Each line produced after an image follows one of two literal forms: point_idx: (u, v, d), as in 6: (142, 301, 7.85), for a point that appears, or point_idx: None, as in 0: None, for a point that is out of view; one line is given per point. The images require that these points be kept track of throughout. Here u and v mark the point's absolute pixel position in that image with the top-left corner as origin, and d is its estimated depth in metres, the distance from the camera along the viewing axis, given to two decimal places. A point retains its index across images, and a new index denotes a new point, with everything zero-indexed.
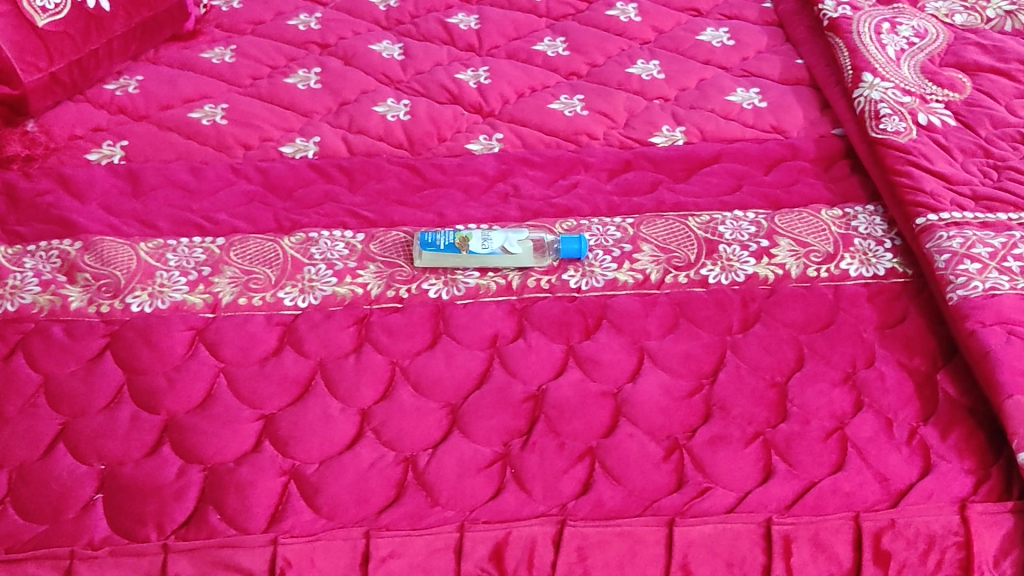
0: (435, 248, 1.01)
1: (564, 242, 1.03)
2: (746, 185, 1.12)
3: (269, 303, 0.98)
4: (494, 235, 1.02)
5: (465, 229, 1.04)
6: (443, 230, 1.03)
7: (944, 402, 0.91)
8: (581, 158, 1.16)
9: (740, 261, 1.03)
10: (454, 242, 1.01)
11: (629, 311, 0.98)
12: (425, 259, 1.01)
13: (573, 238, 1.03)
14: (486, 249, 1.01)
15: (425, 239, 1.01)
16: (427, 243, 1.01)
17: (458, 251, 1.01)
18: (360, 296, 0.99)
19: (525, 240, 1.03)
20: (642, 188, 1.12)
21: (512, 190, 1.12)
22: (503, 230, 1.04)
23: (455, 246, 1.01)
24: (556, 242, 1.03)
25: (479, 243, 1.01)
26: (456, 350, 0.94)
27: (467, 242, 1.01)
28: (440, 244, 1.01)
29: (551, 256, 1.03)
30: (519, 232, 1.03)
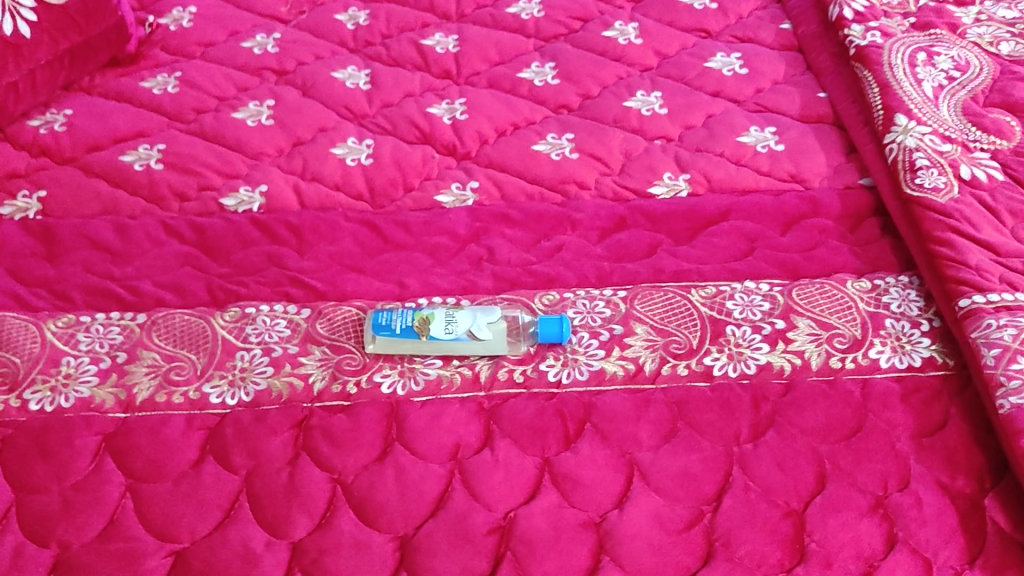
0: (389, 332, 0.86)
1: (543, 322, 0.87)
2: (759, 249, 0.97)
3: (191, 399, 0.83)
4: (459, 315, 0.87)
5: (426, 307, 0.89)
6: (400, 308, 0.88)
7: (995, 537, 0.77)
8: (567, 213, 1.00)
9: (751, 347, 0.87)
10: (412, 325, 0.86)
11: (617, 413, 0.83)
12: (378, 346, 0.86)
13: (554, 317, 0.88)
14: (450, 333, 0.86)
15: (378, 321, 0.86)
16: (381, 326, 0.86)
17: (416, 336, 0.86)
18: (300, 391, 0.84)
19: (498, 321, 0.87)
20: (637, 252, 0.96)
21: (486, 253, 0.96)
22: (471, 307, 0.88)
23: (413, 330, 0.86)
24: (534, 322, 0.88)
25: (441, 326, 0.86)
26: (408, 465, 0.79)
27: (426, 325, 0.86)
28: (395, 328, 0.86)
29: (529, 339, 0.87)
30: (490, 309, 0.88)
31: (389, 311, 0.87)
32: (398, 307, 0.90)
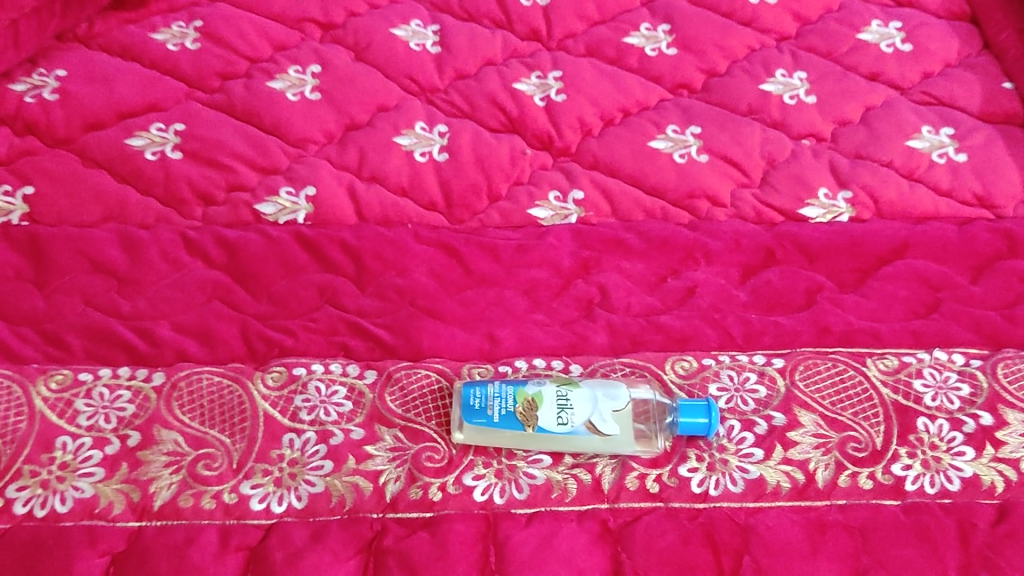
0: (484, 421, 0.65)
1: (686, 418, 0.66)
2: (945, 302, 0.76)
3: (226, 505, 0.63)
4: (575, 399, 0.66)
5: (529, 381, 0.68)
6: (497, 383, 0.67)
7: None
8: (700, 239, 0.78)
9: (951, 452, 0.67)
10: (515, 413, 0.65)
11: (784, 545, 0.63)
12: (471, 438, 0.66)
13: (701, 406, 0.66)
14: (564, 425, 0.65)
15: (470, 405, 0.66)
16: (474, 412, 0.65)
17: (520, 427, 0.65)
18: (368, 497, 0.64)
19: (624, 407, 0.66)
20: (791, 301, 0.75)
21: (598, 294, 0.75)
22: (588, 384, 0.68)
23: (516, 420, 0.65)
24: (674, 409, 0.66)
25: (552, 415, 0.65)
26: None
27: (534, 414, 0.65)
28: (493, 415, 0.65)
29: (665, 432, 0.67)
30: (614, 390, 0.67)
31: (483, 388, 0.67)
32: (492, 379, 0.70)
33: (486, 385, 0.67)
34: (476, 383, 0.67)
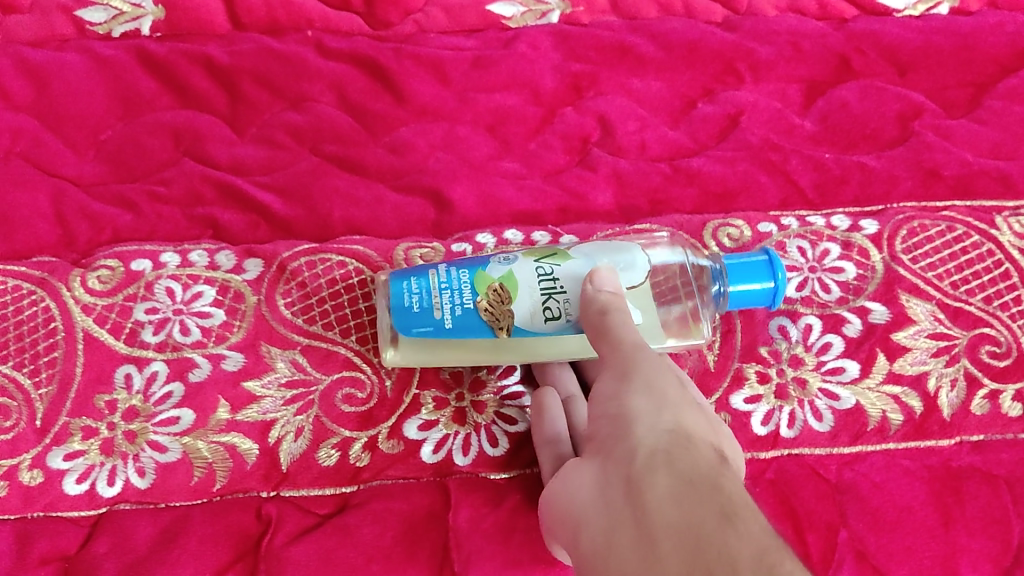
0: (429, 330, 0.39)
1: (741, 287, 0.40)
2: None
3: (24, 491, 0.40)
4: (566, 279, 0.39)
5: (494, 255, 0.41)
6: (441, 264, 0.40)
7: None
8: (742, 43, 0.53)
9: None
10: (476, 313, 0.39)
11: (901, 514, 0.41)
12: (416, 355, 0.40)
13: (760, 264, 0.41)
14: (552, 320, 0.39)
15: (404, 307, 0.39)
16: (411, 317, 0.39)
17: (484, 332, 0.39)
18: (251, 468, 0.41)
19: (643, 283, 0.40)
20: (877, 132, 0.51)
21: (596, 129, 0.51)
22: (586, 250, 0.41)
23: (479, 321, 0.39)
24: (719, 273, 0.41)
25: (532, 307, 0.39)
26: None
27: (503, 310, 0.39)
28: (442, 318, 0.39)
29: (708, 306, 0.41)
30: (627, 255, 0.40)
31: (422, 277, 0.40)
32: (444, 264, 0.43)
33: (426, 272, 0.40)
34: (413, 269, 0.41)
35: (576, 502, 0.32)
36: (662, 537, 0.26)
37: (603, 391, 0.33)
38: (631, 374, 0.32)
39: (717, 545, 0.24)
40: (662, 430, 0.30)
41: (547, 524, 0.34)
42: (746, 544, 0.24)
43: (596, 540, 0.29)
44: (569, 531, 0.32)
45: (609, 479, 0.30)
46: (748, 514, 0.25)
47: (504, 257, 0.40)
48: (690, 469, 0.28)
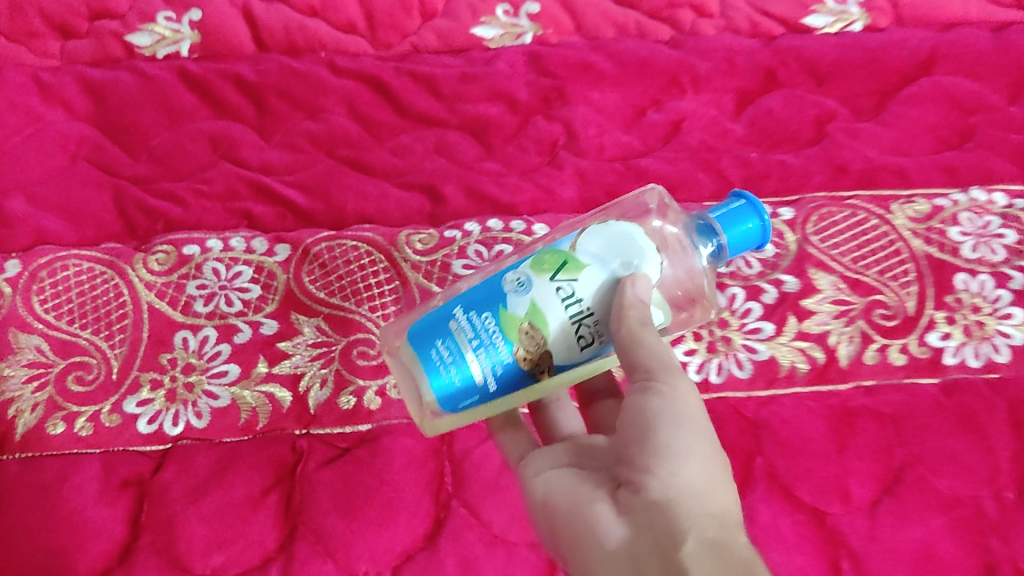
0: (476, 396, 0.40)
1: (735, 235, 0.42)
2: (981, 127, 0.63)
3: (107, 430, 0.50)
4: (587, 294, 0.39)
5: (503, 280, 0.39)
6: (466, 317, 0.39)
7: None
8: (685, 60, 0.63)
9: (997, 318, 0.56)
10: (516, 369, 0.39)
11: (805, 443, 0.52)
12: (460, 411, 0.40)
13: (742, 206, 0.42)
14: (586, 347, 0.39)
15: (447, 388, 0.39)
16: (455, 394, 0.39)
17: (527, 379, 0.40)
18: (286, 410, 0.51)
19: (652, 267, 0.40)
20: (797, 135, 0.62)
21: (563, 135, 0.61)
22: (592, 248, 0.39)
23: (521, 370, 0.39)
24: (709, 230, 0.42)
25: (568, 336, 0.39)
26: (480, 554, 0.48)
27: (543, 350, 0.39)
28: (484, 380, 0.39)
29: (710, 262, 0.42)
30: (633, 250, 0.39)
31: (447, 337, 0.39)
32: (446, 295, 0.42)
33: (448, 333, 0.39)
34: (430, 328, 0.40)
35: (606, 538, 0.37)
36: None
37: (643, 415, 0.39)
38: (674, 422, 0.39)
39: None
40: (709, 509, 0.37)
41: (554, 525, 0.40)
42: None
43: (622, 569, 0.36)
44: (586, 542, 0.38)
45: (646, 523, 0.36)
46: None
47: (518, 282, 0.39)
48: (736, 558, 0.35)
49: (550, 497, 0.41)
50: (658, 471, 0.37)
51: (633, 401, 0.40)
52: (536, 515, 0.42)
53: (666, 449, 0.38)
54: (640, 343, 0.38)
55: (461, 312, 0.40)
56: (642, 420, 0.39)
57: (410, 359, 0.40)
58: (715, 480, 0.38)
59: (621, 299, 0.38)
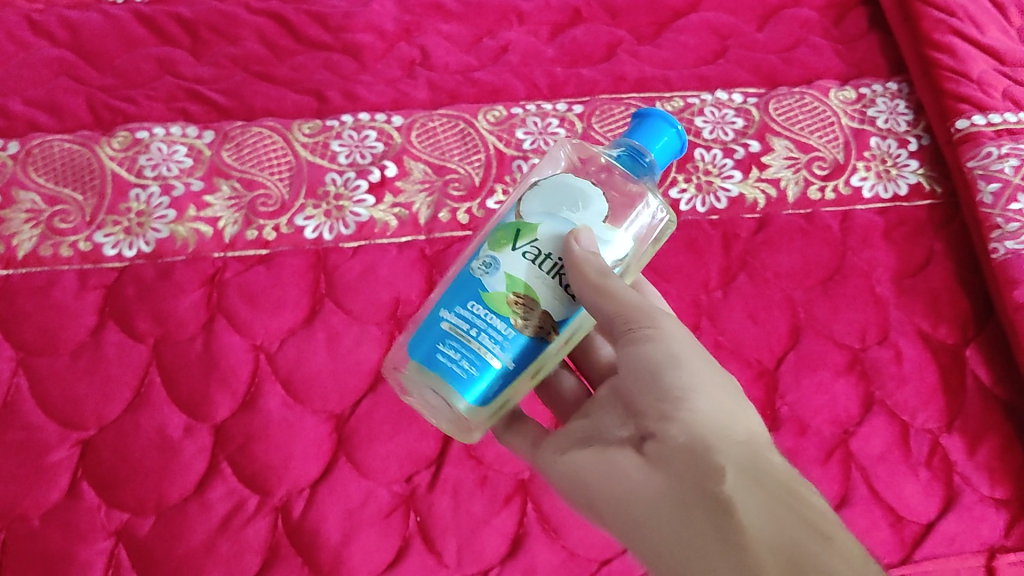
0: (499, 374, 0.50)
1: (656, 148, 0.51)
2: (732, 48, 0.85)
3: (83, 253, 0.71)
4: (547, 244, 0.49)
5: (473, 270, 0.50)
6: (460, 314, 0.50)
7: (975, 393, 0.70)
8: (512, 2, 0.85)
9: (721, 176, 0.77)
10: (523, 339, 0.49)
11: None
12: (490, 398, 0.51)
13: (653, 124, 0.52)
14: (572, 298, 0.50)
15: (474, 381, 0.50)
16: (485, 381, 0.50)
17: (535, 344, 0.50)
18: (208, 239, 0.73)
19: (595, 204, 0.50)
20: (593, 54, 0.84)
21: (419, 56, 0.83)
22: (535, 209, 0.50)
23: (523, 338, 0.49)
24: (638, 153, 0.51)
25: (548, 286, 0.49)
26: (342, 330, 0.70)
27: (531, 311, 0.49)
28: (497, 359, 0.49)
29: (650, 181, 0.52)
30: (572, 198, 0.50)
31: (448, 339, 0.50)
32: (423, 316, 0.53)
33: (448, 334, 0.50)
34: (431, 342, 0.50)
35: (651, 487, 0.48)
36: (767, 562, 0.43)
37: (646, 358, 0.50)
38: (674, 366, 0.50)
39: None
40: (733, 437, 0.48)
41: (596, 498, 0.50)
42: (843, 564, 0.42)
43: (673, 529, 0.46)
44: (639, 510, 0.48)
45: (688, 478, 0.46)
46: (838, 535, 0.44)
47: (485, 265, 0.49)
48: (772, 487, 0.46)
49: (599, 462, 0.51)
50: (678, 415, 0.48)
51: (636, 351, 0.51)
52: (570, 484, 0.54)
53: (679, 393, 0.49)
54: (609, 290, 0.49)
55: (448, 313, 0.50)
56: (646, 367, 0.50)
57: (427, 371, 0.51)
58: (730, 412, 0.49)
59: (573, 256, 0.48)
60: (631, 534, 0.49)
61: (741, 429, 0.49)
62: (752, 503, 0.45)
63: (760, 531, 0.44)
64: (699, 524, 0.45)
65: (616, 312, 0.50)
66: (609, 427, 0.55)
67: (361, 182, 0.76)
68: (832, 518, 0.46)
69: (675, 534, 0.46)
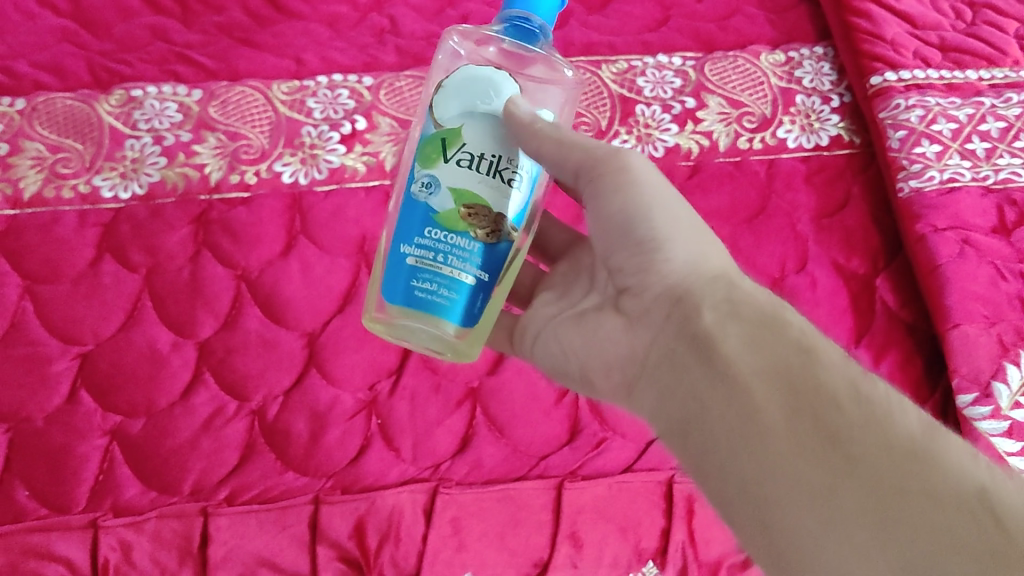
0: (477, 285, 0.57)
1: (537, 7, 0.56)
2: (674, 18, 0.92)
3: (83, 195, 0.79)
4: (478, 146, 0.54)
5: (417, 196, 0.56)
6: (421, 246, 0.56)
7: (881, 314, 0.79)
8: None
9: (660, 128, 0.85)
10: (486, 245, 0.56)
11: None
12: (476, 311, 0.58)
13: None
14: (515, 181, 0.56)
15: (458, 301, 0.56)
16: (468, 295, 0.56)
17: (499, 245, 0.56)
18: (196, 182, 0.81)
19: (506, 89, 0.55)
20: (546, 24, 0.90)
21: (389, 24, 0.92)
22: (451, 113, 0.54)
23: (485, 244, 0.56)
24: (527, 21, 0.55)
25: (492, 186, 0.55)
26: (314, 261, 0.78)
27: (487, 219, 0.55)
28: (469, 273, 0.56)
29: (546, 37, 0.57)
30: (483, 90, 0.54)
31: (419, 273, 0.56)
32: (381, 263, 0.58)
33: (417, 267, 0.56)
34: (403, 281, 0.56)
35: (641, 341, 0.58)
36: (756, 383, 0.48)
37: (614, 212, 0.59)
38: (644, 220, 0.58)
39: (813, 383, 0.47)
40: (707, 274, 0.56)
41: (603, 360, 0.61)
42: (825, 371, 0.48)
43: (672, 378, 0.53)
44: (647, 372, 0.56)
45: (679, 330, 0.54)
46: (817, 347, 0.49)
47: (427, 186, 0.55)
48: (750, 314, 0.52)
49: (609, 332, 0.61)
50: (658, 266, 0.57)
51: (607, 201, 0.60)
52: (571, 358, 0.64)
53: (652, 243, 0.58)
54: (566, 141, 0.57)
55: (410, 248, 0.56)
56: (619, 223, 0.59)
57: (410, 310, 0.56)
58: (704, 249, 0.58)
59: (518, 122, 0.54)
60: (637, 387, 0.57)
61: (709, 264, 0.57)
62: (736, 341, 0.50)
63: (744, 359, 0.50)
64: (697, 369, 0.51)
65: (583, 159, 0.59)
66: (591, 299, 0.64)
67: (334, 134, 0.85)
68: (812, 333, 0.50)
69: (675, 384, 0.53)
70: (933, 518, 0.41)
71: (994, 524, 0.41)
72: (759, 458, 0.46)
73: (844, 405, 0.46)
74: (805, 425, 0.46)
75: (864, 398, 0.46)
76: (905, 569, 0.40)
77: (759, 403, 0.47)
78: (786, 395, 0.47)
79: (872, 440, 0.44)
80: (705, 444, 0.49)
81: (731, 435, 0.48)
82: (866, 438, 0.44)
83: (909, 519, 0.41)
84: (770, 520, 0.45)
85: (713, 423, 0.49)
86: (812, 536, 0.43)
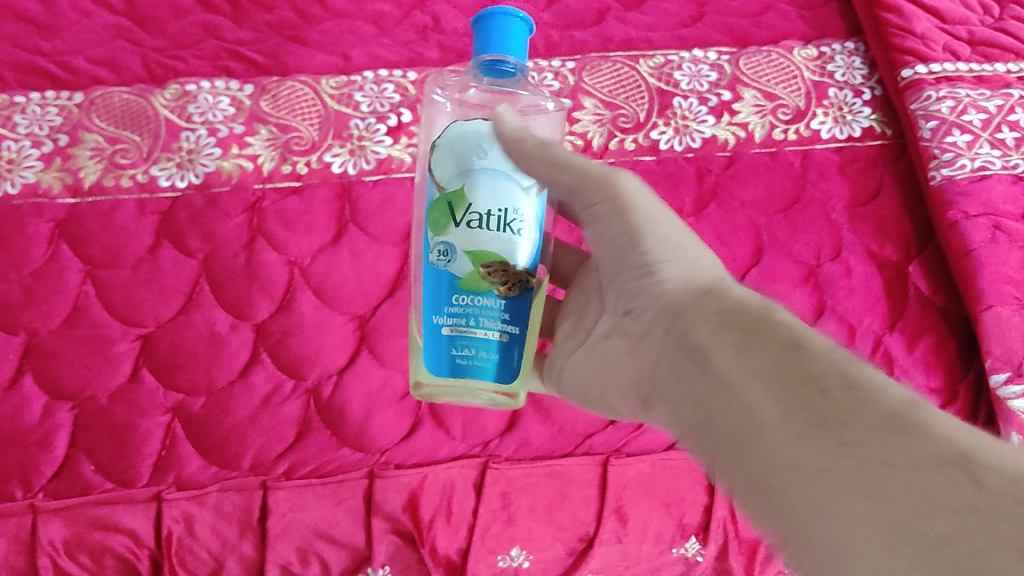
0: (511, 339, 0.59)
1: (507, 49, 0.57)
2: (708, 15, 0.95)
3: (142, 184, 0.82)
4: (483, 203, 0.56)
5: (436, 265, 0.58)
6: (453, 315, 0.59)
7: (915, 300, 0.81)
8: None
9: (696, 120, 0.87)
10: (512, 298, 0.59)
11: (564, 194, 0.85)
12: (516, 363, 0.61)
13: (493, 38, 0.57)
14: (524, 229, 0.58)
15: (499, 358, 0.60)
16: (507, 349, 0.60)
17: (523, 293, 0.59)
18: (249, 173, 0.84)
19: (496, 139, 0.57)
20: (585, 20, 0.93)
21: (431, 22, 0.95)
22: (450, 173, 0.57)
23: (510, 296, 0.59)
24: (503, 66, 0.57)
25: (503, 240, 0.57)
26: (364, 247, 0.81)
27: (507, 273, 0.58)
28: (501, 327, 0.59)
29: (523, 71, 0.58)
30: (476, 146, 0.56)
31: (458, 340, 0.59)
32: (418, 336, 0.61)
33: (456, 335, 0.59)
34: (444, 351, 0.59)
35: (647, 359, 0.59)
36: (749, 385, 0.48)
37: (615, 235, 0.61)
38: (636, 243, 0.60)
39: (801, 375, 0.47)
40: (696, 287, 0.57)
41: (619, 381, 0.62)
42: (811, 363, 0.47)
43: (675, 386, 0.54)
44: (654, 384, 0.58)
45: (676, 338, 0.56)
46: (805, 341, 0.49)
47: (444, 253, 0.58)
48: (736, 318, 0.52)
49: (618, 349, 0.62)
50: (653, 283, 0.59)
51: (606, 226, 0.61)
52: (593, 385, 0.65)
53: (645, 264, 0.59)
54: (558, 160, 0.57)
55: (443, 318, 0.59)
56: (617, 241, 0.61)
57: (457, 377, 0.60)
58: (694, 259, 0.59)
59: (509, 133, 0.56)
60: (652, 402, 0.58)
61: (703, 276, 0.58)
62: (729, 348, 0.51)
63: (734, 362, 0.50)
64: (697, 378, 0.52)
65: (574, 179, 0.58)
66: (603, 322, 0.65)
67: (381, 126, 0.87)
68: (798, 327, 0.50)
69: (681, 394, 0.53)
70: (914, 478, 0.40)
71: (971, 482, 0.39)
72: (759, 453, 0.46)
73: (830, 391, 0.45)
74: (797, 413, 0.45)
75: (852, 383, 0.46)
76: (894, 523, 0.39)
77: (754, 404, 0.47)
78: (778, 393, 0.47)
79: (862, 419, 0.43)
80: (716, 448, 0.49)
81: (735, 438, 0.47)
82: (854, 418, 0.44)
83: (896, 482, 0.40)
84: (773, 505, 0.44)
85: (719, 427, 0.49)
86: (810, 510, 0.42)
